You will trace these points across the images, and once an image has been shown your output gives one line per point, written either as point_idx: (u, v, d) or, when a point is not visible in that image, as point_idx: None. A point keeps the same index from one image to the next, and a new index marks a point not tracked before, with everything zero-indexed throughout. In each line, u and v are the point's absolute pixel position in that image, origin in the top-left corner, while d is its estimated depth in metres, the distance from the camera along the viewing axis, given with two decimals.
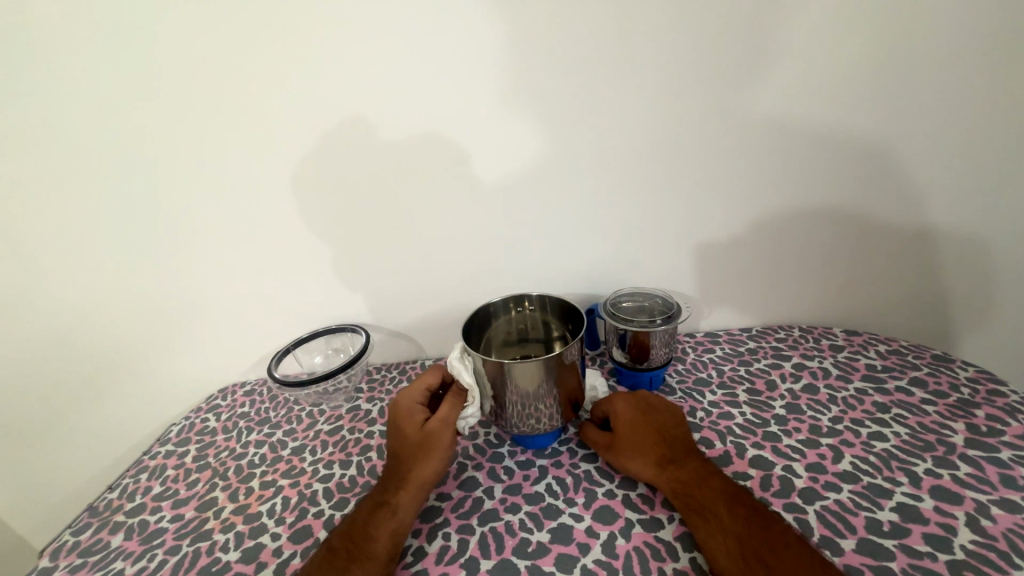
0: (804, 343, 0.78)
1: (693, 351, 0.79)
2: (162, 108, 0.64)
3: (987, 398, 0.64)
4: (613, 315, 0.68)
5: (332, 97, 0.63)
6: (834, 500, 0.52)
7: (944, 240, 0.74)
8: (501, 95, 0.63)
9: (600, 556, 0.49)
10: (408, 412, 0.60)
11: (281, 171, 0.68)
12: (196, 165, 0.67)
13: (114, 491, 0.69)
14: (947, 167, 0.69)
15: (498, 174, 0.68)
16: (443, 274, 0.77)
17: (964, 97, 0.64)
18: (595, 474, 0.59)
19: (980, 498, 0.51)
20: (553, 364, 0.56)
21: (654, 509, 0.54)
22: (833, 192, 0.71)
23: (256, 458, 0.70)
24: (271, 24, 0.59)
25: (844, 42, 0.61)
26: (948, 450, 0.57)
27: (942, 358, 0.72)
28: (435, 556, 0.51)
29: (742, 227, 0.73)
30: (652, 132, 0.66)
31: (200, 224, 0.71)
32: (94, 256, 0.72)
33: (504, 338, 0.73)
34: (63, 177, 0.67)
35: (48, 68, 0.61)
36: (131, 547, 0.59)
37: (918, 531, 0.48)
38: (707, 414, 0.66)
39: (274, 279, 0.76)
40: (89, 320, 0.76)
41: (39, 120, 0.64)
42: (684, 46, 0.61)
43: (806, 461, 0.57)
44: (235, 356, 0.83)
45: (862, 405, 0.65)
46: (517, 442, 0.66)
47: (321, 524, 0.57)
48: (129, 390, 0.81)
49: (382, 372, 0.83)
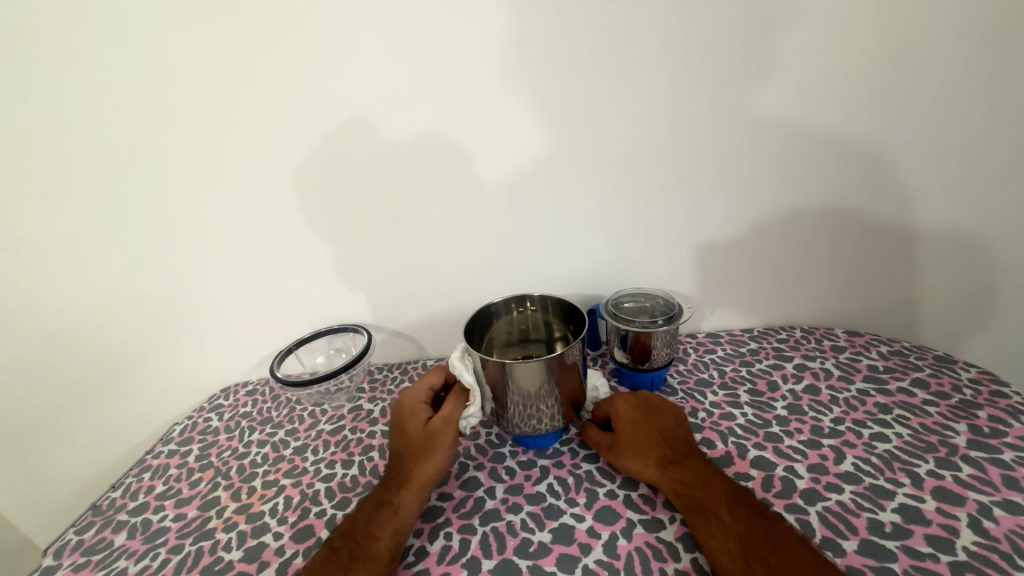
0: (805, 343, 0.78)
1: (694, 351, 0.79)
2: (165, 109, 0.64)
3: (989, 399, 0.63)
4: (614, 315, 0.68)
5: (335, 97, 0.63)
6: (836, 501, 0.52)
7: (945, 241, 0.74)
8: (502, 96, 0.64)
9: (601, 556, 0.49)
10: (412, 412, 0.61)
11: (282, 171, 0.68)
12: (198, 166, 0.68)
13: (117, 491, 0.69)
14: (949, 168, 0.69)
15: (499, 174, 0.69)
16: (444, 275, 0.77)
17: (966, 97, 0.64)
18: (596, 475, 0.59)
19: (982, 499, 0.51)
20: (554, 365, 0.56)
21: (655, 510, 0.54)
22: (834, 193, 0.71)
23: (257, 458, 0.70)
24: (273, 25, 0.60)
25: (846, 42, 0.61)
26: (950, 451, 0.57)
27: (944, 359, 0.72)
28: (436, 556, 0.51)
29: (743, 228, 0.73)
30: (653, 132, 0.66)
31: (203, 224, 0.72)
32: (97, 256, 0.73)
33: (505, 338, 0.73)
34: (65, 177, 0.67)
35: (52, 69, 0.61)
36: (133, 546, 0.60)
37: (920, 532, 0.48)
38: (708, 415, 0.66)
39: (276, 279, 0.77)
40: (91, 320, 0.76)
41: (43, 121, 0.64)
42: (685, 46, 0.61)
43: (807, 462, 0.57)
44: (237, 356, 0.83)
45: (863, 406, 0.65)
46: (517, 442, 0.66)
47: (322, 524, 0.57)
48: (133, 389, 0.82)
49: (383, 372, 0.83)
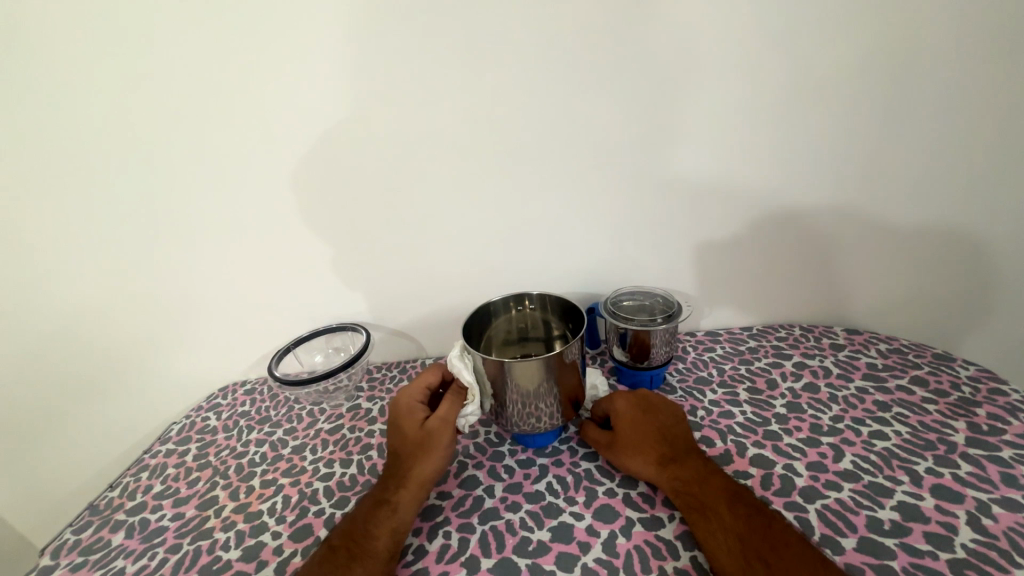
0: (805, 342, 0.78)
1: (693, 350, 0.79)
2: (163, 107, 0.64)
3: (989, 397, 0.64)
4: (613, 313, 0.68)
5: (332, 95, 0.63)
6: (835, 499, 0.52)
7: (945, 239, 0.74)
8: (501, 94, 0.63)
9: (601, 554, 0.49)
10: (409, 409, 0.60)
11: (280, 169, 0.68)
12: (196, 164, 0.67)
13: (115, 490, 0.69)
14: (948, 165, 0.69)
15: (499, 172, 0.68)
16: (443, 273, 0.77)
17: (967, 93, 0.64)
18: (596, 473, 0.59)
19: (982, 497, 0.51)
20: (553, 363, 0.56)
21: (654, 508, 0.54)
22: (834, 190, 0.70)
23: (256, 457, 0.70)
24: (270, 22, 0.59)
25: (846, 40, 0.61)
26: (949, 448, 0.57)
27: (943, 356, 0.72)
28: (436, 555, 0.51)
29: (743, 226, 0.73)
30: (653, 130, 0.66)
31: (200, 223, 0.71)
32: (94, 255, 0.72)
33: (504, 336, 0.73)
34: (61, 177, 0.67)
35: (47, 66, 0.61)
36: (132, 545, 0.60)
37: (919, 530, 0.48)
38: (708, 413, 0.66)
39: (274, 278, 0.76)
40: (88, 319, 0.76)
41: (38, 119, 0.63)
42: (683, 44, 0.61)
43: (806, 460, 0.57)
44: (236, 356, 0.83)
45: (863, 404, 0.65)
46: (517, 440, 0.66)
47: (322, 523, 0.57)
48: (132, 388, 0.82)
49: (382, 371, 0.83)
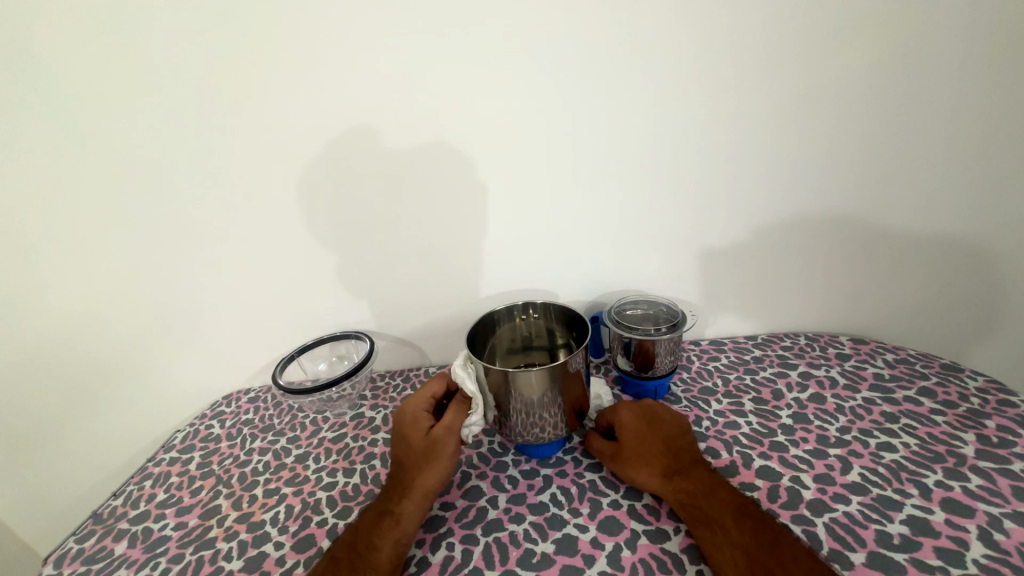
0: (810, 351, 0.78)
1: (698, 359, 0.78)
2: (171, 117, 0.64)
3: (998, 408, 0.63)
4: (617, 323, 0.68)
5: (337, 104, 0.64)
6: (843, 512, 0.52)
7: (949, 247, 0.73)
8: (505, 104, 0.64)
9: (605, 567, 0.49)
10: (413, 418, 0.59)
11: (285, 178, 0.68)
12: (203, 173, 0.68)
13: (118, 498, 0.69)
14: (953, 173, 0.68)
15: (502, 180, 0.69)
16: (446, 281, 0.77)
17: (969, 102, 0.64)
18: (600, 484, 0.59)
19: (992, 510, 0.50)
20: (557, 373, 0.56)
21: (660, 520, 0.54)
22: (838, 199, 0.70)
23: (259, 466, 0.70)
24: (276, 33, 0.60)
25: (847, 49, 0.61)
26: (958, 461, 0.56)
27: (952, 367, 0.71)
28: (438, 567, 0.51)
29: (747, 233, 0.73)
30: (657, 139, 0.66)
31: (205, 231, 0.72)
32: (100, 263, 0.73)
33: (507, 344, 0.73)
34: (69, 186, 0.67)
35: (56, 76, 0.61)
36: (133, 555, 0.59)
37: (929, 545, 0.47)
38: (713, 423, 0.66)
39: (278, 286, 0.77)
40: (93, 328, 0.76)
41: (46, 130, 0.64)
42: (686, 53, 0.61)
43: (814, 472, 0.57)
44: (239, 363, 0.83)
45: (870, 415, 0.64)
46: (520, 450, 0.65)
47: (324, 533, 0.57)
48: (136, 396, 0.82)
49: (385, 379, 0.83)
